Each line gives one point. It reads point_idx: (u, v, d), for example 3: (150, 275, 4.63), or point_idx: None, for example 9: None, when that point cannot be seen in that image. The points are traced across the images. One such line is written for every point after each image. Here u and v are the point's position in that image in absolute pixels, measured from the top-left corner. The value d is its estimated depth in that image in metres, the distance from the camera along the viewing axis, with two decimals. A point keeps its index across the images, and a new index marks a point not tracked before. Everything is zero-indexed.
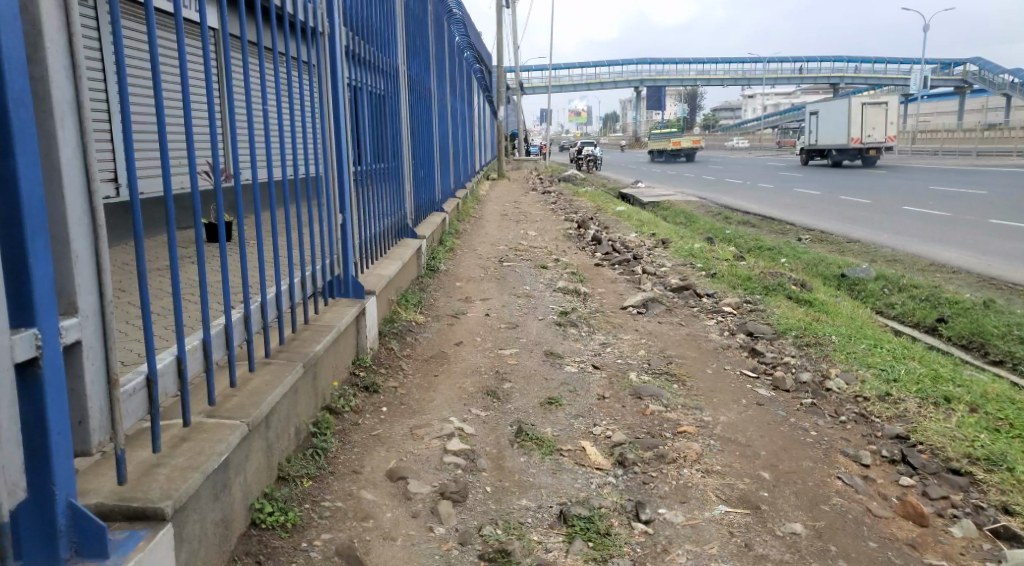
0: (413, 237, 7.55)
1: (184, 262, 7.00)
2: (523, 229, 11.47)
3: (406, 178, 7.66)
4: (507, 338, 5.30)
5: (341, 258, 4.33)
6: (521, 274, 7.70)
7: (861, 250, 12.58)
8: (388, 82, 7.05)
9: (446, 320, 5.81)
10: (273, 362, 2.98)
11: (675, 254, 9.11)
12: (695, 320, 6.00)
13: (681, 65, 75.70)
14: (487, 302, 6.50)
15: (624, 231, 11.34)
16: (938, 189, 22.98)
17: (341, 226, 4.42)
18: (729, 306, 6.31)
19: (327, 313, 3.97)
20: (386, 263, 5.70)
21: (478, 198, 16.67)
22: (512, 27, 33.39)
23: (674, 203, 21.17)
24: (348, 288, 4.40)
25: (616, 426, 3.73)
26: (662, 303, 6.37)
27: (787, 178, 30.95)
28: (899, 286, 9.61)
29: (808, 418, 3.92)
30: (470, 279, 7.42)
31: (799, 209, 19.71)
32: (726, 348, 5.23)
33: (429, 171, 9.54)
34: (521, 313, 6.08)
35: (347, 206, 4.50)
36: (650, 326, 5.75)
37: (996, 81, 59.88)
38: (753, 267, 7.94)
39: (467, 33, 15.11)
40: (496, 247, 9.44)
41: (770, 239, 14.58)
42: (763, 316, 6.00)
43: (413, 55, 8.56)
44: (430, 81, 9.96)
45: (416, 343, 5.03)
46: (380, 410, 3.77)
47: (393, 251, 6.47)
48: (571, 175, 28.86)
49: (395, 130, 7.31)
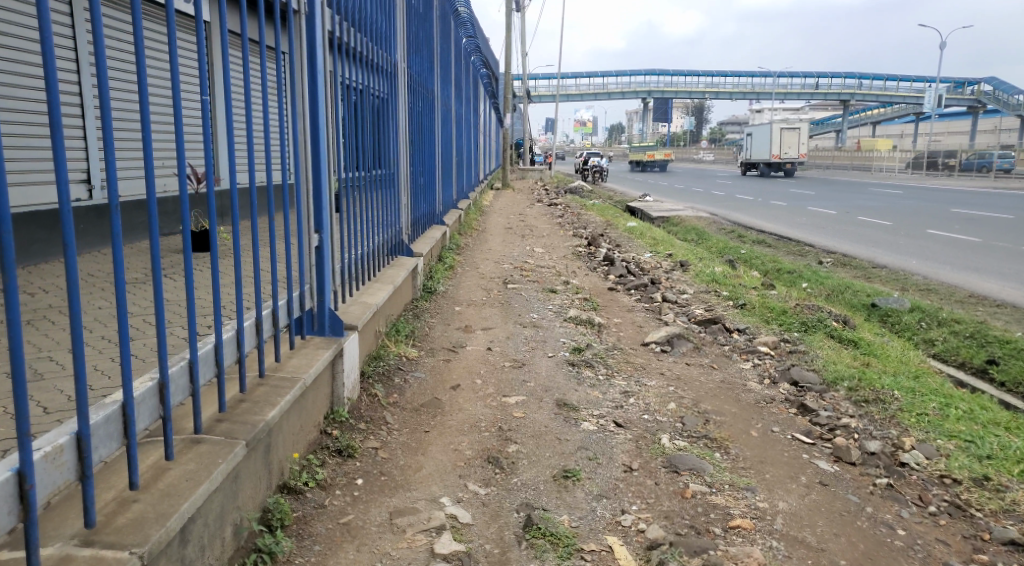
0: (408, 254, 6.79)
1: (155, 275, 6.24)
2: (530, 245, 10.72)
3: (403, 188, 6.90)
4: (513, 382, 4.54)
5: (312, 286, 3.57)
6: (528, 298, 6.94)
7: (889, 277, 11.85)
8: (386, 81, 6.33)
9: (443, 354, 5.05)
10: (205, 441, 2.18)
11: (696, 279, 8.38)
12: (728, 364, 5.24)
13: (688, 79, 75.37)
14: (490, 332, 5.74)
15: (638, 250, 10.59)
16: (958, 211, 22.26)
17: (316, 247, 3.65)
18: (765, 347, 5.57)
19: (295, 357, 3.21)
20: (374, 288, 4.96)
21: (482, 209, 15.99)
22: (522, 32, 32.62)
23: (685, 218, 20.50)
24: (323, 322, 3.63)
25: (649, 513, 2.96)
26: (689, 340, 5.63)
27: (799, 196, 30.25)
28: (938, 320, 8.86)
29: (887, 506, 3.17)
30: (471, 304, 6.68)
31: (817, 229, 19.03)
32: (769, 402, 4.47)
33: (429, 182, 8.79)
34: (528, 348, 5.33)
35: (326, 223, 3.74)
36: (678, 370, 5.00)
37: (1007, 103, 59.43)
38: (785, 298, 7.20)
39: (474, 36, 14.45)
40: (501, 265, 8.68)
41: (788, 261, 13.87)
42: (806, 360, 5.25)
43: (415, 53, 7.81)
44: (433, 84, 9.23)
45: (405, 386, 4.28)
46: (353, 483, 3.00)
47: (383, 272, 5.73)
48: (578, 187, 28.10)
49: (392, 134, 6.54)
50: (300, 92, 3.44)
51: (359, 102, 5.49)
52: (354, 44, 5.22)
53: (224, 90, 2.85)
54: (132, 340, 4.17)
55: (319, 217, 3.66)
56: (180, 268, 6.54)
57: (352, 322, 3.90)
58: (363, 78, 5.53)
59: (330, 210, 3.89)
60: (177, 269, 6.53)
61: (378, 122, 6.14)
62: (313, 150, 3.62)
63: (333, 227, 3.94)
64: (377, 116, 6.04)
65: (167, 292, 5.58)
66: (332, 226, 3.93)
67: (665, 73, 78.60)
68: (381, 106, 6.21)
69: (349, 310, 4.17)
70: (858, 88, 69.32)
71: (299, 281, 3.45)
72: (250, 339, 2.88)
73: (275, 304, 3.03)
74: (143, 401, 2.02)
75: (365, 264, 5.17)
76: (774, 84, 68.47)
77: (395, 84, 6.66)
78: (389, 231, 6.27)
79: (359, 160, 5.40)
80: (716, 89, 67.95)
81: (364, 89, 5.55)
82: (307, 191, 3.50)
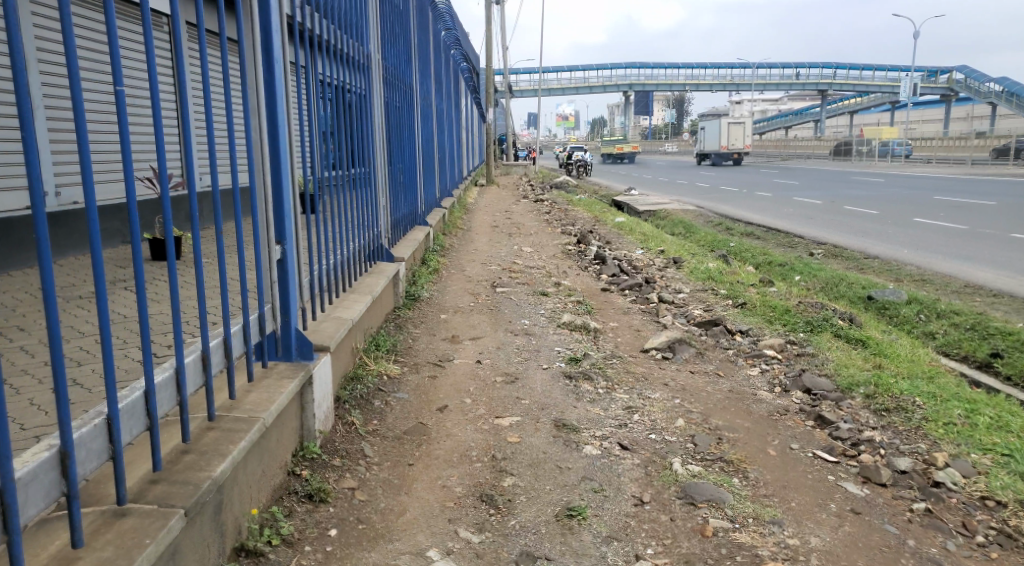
0: (389, 259, 6.36)
1: (117, 288, 5.77)
2: (517, 244, 10.32)
3: (381, 189, 6.48)
4: (505, 400, 4.16)
5: (275, 305, 3.18)
6: (517, 302, 6.55)
7: (883, 267, 11.58)
8: (359, 75, 5.90)
9: (428, 369, 4.65)
10: (131, 514, 1.86)
11: (691, 276, 8.03)
12: (734, 371, 4.89)
13: (668, 71, 75.34)
14: (478, 342, 5.34)
15: (628, 247, 10.21)
16: (943, 198, 22.12)
17: (279, 261, 3.24)
18: (772, 350, 5.22)
19: (258, 388, 2.83)
20: (351, 299, 4.57)
21: (466, 207, 15.56)
22: (501, 25, 32.14)
23: (672, 211, 20.17)
24: (289, 344, 3.23)
25: (668, 558, 2.60)
26: (690, 345, 5.27)
27: (783, 186, 30.02)
28: (938, 312, 8.57)
29: (930, 537, 2.83)
30: (457, 310, 6.28)
31: (805, 219, 18.77)
32: (782, 413, 4.09)
33: (410, 181, 8.37)
34: (520, 359, 4.95)
35: (290, 232, 3.32)
36: (683, 381, 4.62)
37: (982, 89, 59.76)
38: (785, 294, 6.86)
39: (453, 29, 14.00)
40: (487, 267, 8.28)
41: (779, 253, 13.57)
42: (817, 362, 4.90)
43: (390, 45, 7.38)
44: (412, 78, 8.80)
45: (386, 411, 3.89)
46: (326, 534, 2.65)
47: (362, 281, 5.33)
48: (563, 181, 27.66)
49: (367, 132, 6.12)
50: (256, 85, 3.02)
51: (330, 98, 5.08)
52: (322, 34, 4.80)
53: (160, 83, 2.45)
54: (83, 367, 3.74)
55: (282, 227, 3.24)
56: (144, 280, 6.07)
57: (323, 341, 3.52)
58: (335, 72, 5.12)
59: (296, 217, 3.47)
60: (141, 281, 6.06)
61: (353, 118, 5.71)
62: (273, 152, 3.20)
63: (300, 236, 3.52)
64: (351, 113, 5.62)
65: (128, 308, 5.12)
66: (299, 235, 3.51)
67: (646, 66, 78.35)
68: (355, 101, 5.78)
69: (322, 326, 3.78)
70: (837, 76, 69.45)
71: (258, 300, 3.03)
72: (197, 377, 2.51)
73: (227, 331, 2.67)
74: (35, 478, 1.68)
75: (341, 274, 4.76)
76: (755, 74, 68.44)
77: (370, 79, 6.23)
78: (367, 236, 5.83)
79: (330, 160, 4.99)
80: (697, 80, 67.77)
81: (335, 85, 5.15)
82: (267, 197, 3.08)
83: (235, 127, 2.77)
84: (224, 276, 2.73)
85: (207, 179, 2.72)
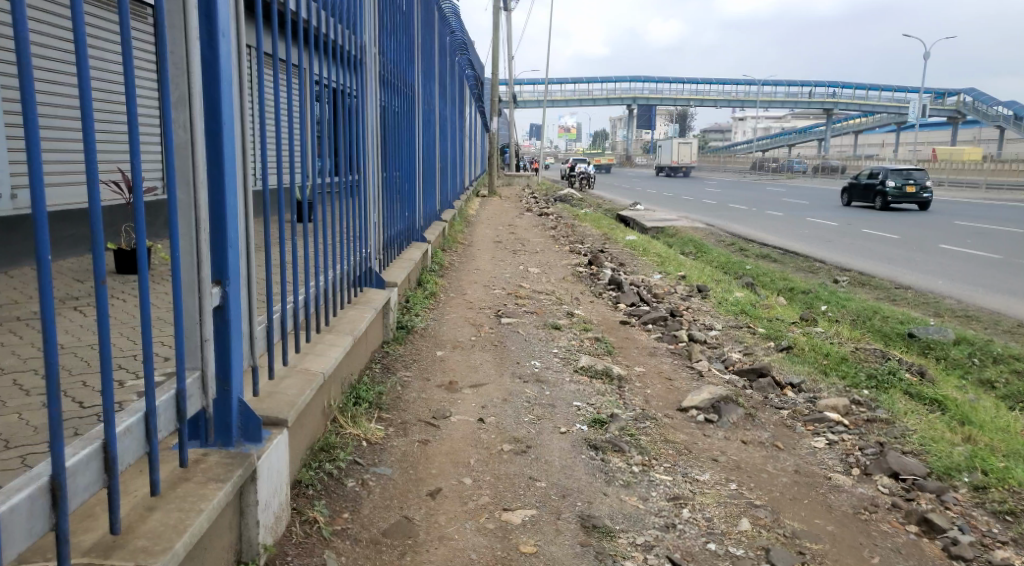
0: (379, 285, 5.38)
1: (61, 305, 4.78)
2: (522, 263, 9.42)
3: (372, 204, 5.54)
4: (516, 478, 3.26)
5: (206, 371, 2.21)
6: (527, 338, 5.64)
7: (917, 300, 10.74)
8: (353, 71, 4.99)
9: (419, 432, 3.73)
10: None
11: (720, 308, 7.15)
12: (794, 442, 3.98)
13: (673, 86, 74.81)
14: (481, 390, 4.43)
15: (644, 271, 9.35)
16: (964, 223, 21.35)
17: (216, 307, 2.29)
18: (835, 414, 4.31)
19: (169, 501, 1.88)
20: (329, 341, 3.64)
21: (467, 218, 14.70)
22: (508, 32, 31.41)
23: (681, 228, 19.36)
24: (230, 420, 2.29)
25: None
26: (738, 405, 4.38)
27: (792, 205, 29.18)
28: (991, 356, 7.71)
29: None
30: (457, 345, 5.39)
31: (822, 241, 17.94)
32: (872, 511, 3.17)
33: (407, 191, 7.47)
34: (534, 416, 4.05)
35: (235, 267, 2.36)
36: (738, 456, 3.73)
37: (988, 113, 59.25)
38: (834, 337, 5.97)
39: (460, 30, 13.17)
40: (491, 291, 7.37)
41: (800, 279, 12.72)
42: (896, 434, 3.99)
43: (389, 38, 6.49)
44: (414, 78, 7.92)
45: (362, 497, 2.95)
46: None
47: (343, 312, 4.41)
48: (568, 194, 26.79)
49: (360, 137, 5.19)
50: (192, 56, 2.06)
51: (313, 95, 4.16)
52: (308, 17, 3.89)
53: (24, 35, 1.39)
54: None
55: (222, 259, 2.28)
56: (96, 295, 5.09)
57: (277, 412, 2.58)
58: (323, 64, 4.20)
59: (243, 247, 2.52)
60: (93, 296, 5.09)
61: (342, 121, 4.80)
62: (214, 155, 2.25)
63: (250, 270, 2.57)
64: (340, 115, 4.70)
65: (65, 332, 4.13)
66: (245, 270, 2.55)
67: (651, 80, 77.82)
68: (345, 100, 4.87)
69: (282, 386, 2.85)
70: (845, 96, 68.92)
71: (177, 370, 2.04)
72: (34, 523, 1.51)
73: (108, 433, 1.67)
74: None
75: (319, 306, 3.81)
76: (761, 92, 67.86)
77: (364, 78, 5.32)
78: (353, 259, 4.86)
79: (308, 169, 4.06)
80: (703, 95, 67.17)
81: (322, 79, 4.24)
82: (197, 219, 2.11)
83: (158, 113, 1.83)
84: (108, 343, 1.71)
85: (96, 192, 1.68)
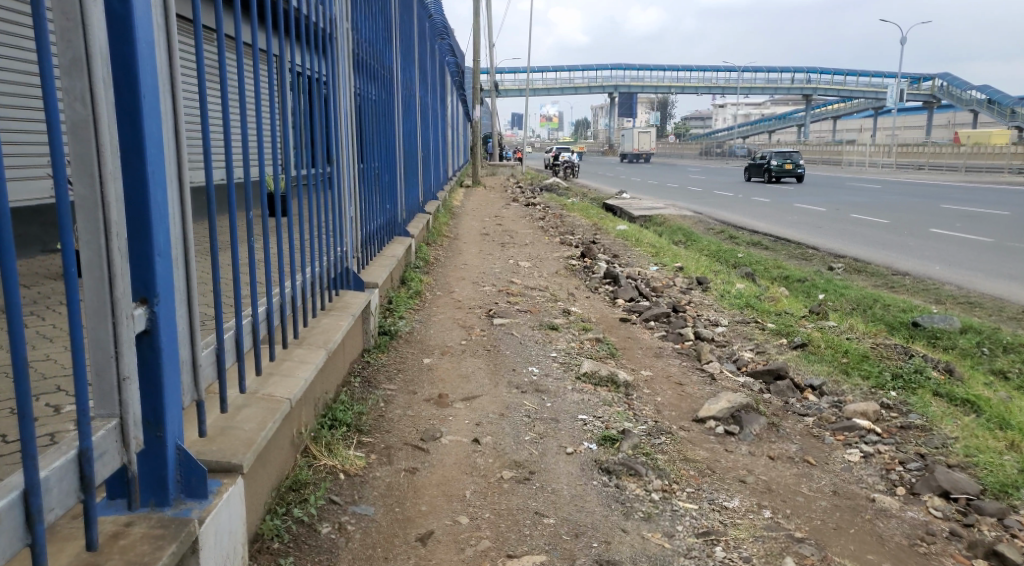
0: (359, 287, 4.89)
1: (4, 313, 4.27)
2: (511, 257, 8.96)
3: (349, 197, 5.08)
4: (519, 515, 2.82)
5: (127, 418, 1.79)
6: (522, 340, 5.19)
7: (917, 287, 10.41)
8: (328, 56, 4.53)
9: (405, 458, 3.29)
10: None
11: (723, 302, 6.74)
12: (826, 455, 3.55)
13: (654, 72, 74.35)
14: (474, 403, 3.99)
15: (639, 262, 8.93)
16: (951, 206, 21.15)
17: (141, 332, 1.89)
18: (865, 420, 3.90)
19: None
20: (302, 356, 3.20)
21: (451, 210, 14.20)
22: (488, 20, 30.77)
23: (669, 216, 18.98)
24: (166, 469, 1.91)
25: None
26: (759, 413, 3.97)
27: (777, 191, 28.95)
28: (1003, 346, 7.36)
29: None
30: (446, 351, 4.94)
31: (813, 227, 17.61)
32: (929, 542, 2.78)
33: (388, 183, 6.98)
34: (535, 433, 3.61)
35: (166, 279, 1.96)
36: (767, 476, 3.31)
37: (966, 96, 59.40)
38: (848, 331, 5.57)
39: (440, 14, 12.61)
40: (481, 288, 6.91)
41: (794, 266, 12.37)
42: (937, 444, 3.58)
43: (365, 18, 6.01)
44: (392, 62, 7.42)
45: (339, 546, 2.53)
46: None
47: (319, 319, 3.93)
48: (553, 183, 26.35)
49: (335, 123, 4.73)
50: (89, 17, 1.64)
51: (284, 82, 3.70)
52: None
53: None
54: None
55: (146, 272, 1.87)
56: (44, 303, 4.57)
57: (230, 456, 2.19)
58: (294, 49, 3.74)
59: (178, 254, 2.12)
60: (41, 303, 4.56)
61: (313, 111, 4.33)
62: (130, 142, 1.84)
63: (187, 281, 2.18)
64: (314, 99, 4.25)
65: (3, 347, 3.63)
66: (179, 280, 2.15)
67: (632, 67, 77.29)
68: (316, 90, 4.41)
69: (239, 421, 2.44)
70: (826, 81, 68.84)
71: (81, 424, 1.56)
72: None
73: None
74: None
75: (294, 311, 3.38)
76: (743, 77, 67.64)
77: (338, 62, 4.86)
78: (329, 259, 4.40)
79: (276, 162, 3.62)
80: (684, 82, 66.77)
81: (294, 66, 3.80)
82: (106, 224, 1.70)
83: (47, 91, 1.44)
84: None
85: None
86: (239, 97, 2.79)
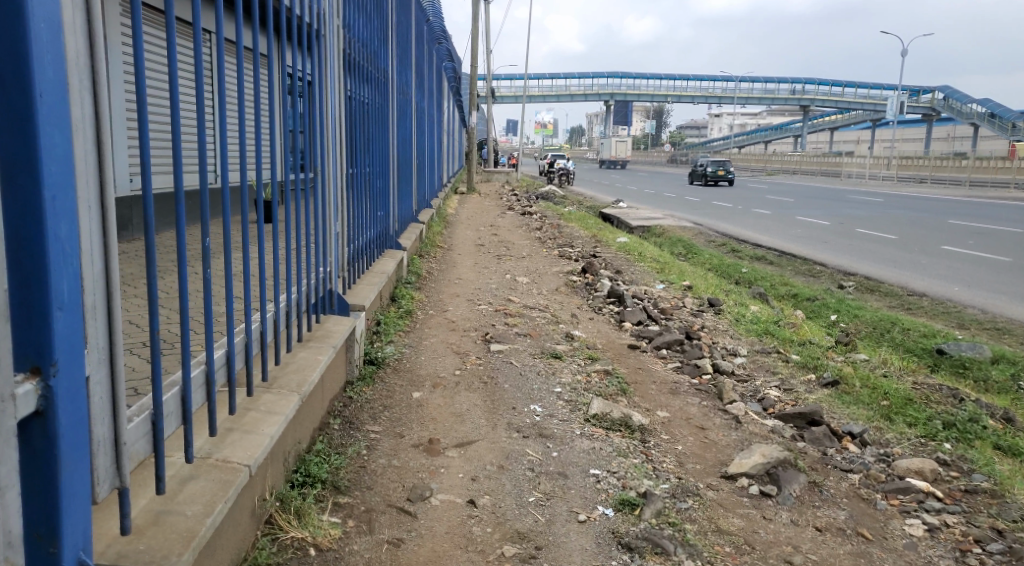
0: (342, 310, 4.34)
1: None
2: (509, 272, 8.42)
3: (337, 210, 4.54)
4: None
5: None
6: (523, 371, 4.65)
7: (935, 309, 9.93)
8: (316, 53, 3.98)
9: (388, 526, 2.73)
10: None
11: (738, 327, 6.23)
12: (882, 527, 3.06)
13: (651, 82, 74.10)
14: (468, 451, 3.46)
15: (645, 280, 8.41)
16: (956, 223, 20.77)
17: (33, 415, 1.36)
18: (921, 481, 3.44)
19: None
20: (273, 404, 2.62)
21: (446, 219, 13.68)
22: (486, 26, 30.34)
23: (670, 228, 18.50)
24: None
25: None
26: (798, 470, 3.45)
27: (777, 203, 28.54)
28: None
29: None
30: (437, 382, 4.40)
31: (818, 243, 17.16)
32: None
33: (380, 191, 6.45)
34: (540, 493, 3.07)
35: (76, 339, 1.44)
36: (818, 556, 2.78)
37: (962, 112, 59.34)
38: (882, 367, 5.06)
39: (438, 15, 12.10)
40: (477, 307, 6.36)
41: (803, 284, 11.88)
42: (1015, 516, 3.11)
43: (360, 13, 5.49)
44: (388, 62, 6.90)
45: None
46: None
47: (295, 352, 3.36)
48: (551, 191, 25.88)
49: (326, 127, 4.20)
50: None
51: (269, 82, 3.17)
52: None
53: None
54: None
55: (39, 332, 1.34)
56: None
57: (161, 560, 1.63)
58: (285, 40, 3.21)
59: (94, 303, 1.58)
60: None
61: (301, 115, 3.79)
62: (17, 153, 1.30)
63: (109, 334, 1.64)
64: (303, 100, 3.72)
65: None
66: (98, 335, 1.60)
67: (628, 76, 77.04)
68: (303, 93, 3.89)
69: (180, 503, 1.87)
70: (824, 93, 68.71)
71: None
72: None
73: None
74: None
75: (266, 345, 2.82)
76: (741, 89, 67.45)
77: (330, 59, 4.34)
78: (311, 279, 3.86)
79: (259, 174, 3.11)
80: (682, 92, 66.50)
81: (283, 66, 3.31)
82: None
83: None
84: None
85: None
86: (205, 93, 2.25)
